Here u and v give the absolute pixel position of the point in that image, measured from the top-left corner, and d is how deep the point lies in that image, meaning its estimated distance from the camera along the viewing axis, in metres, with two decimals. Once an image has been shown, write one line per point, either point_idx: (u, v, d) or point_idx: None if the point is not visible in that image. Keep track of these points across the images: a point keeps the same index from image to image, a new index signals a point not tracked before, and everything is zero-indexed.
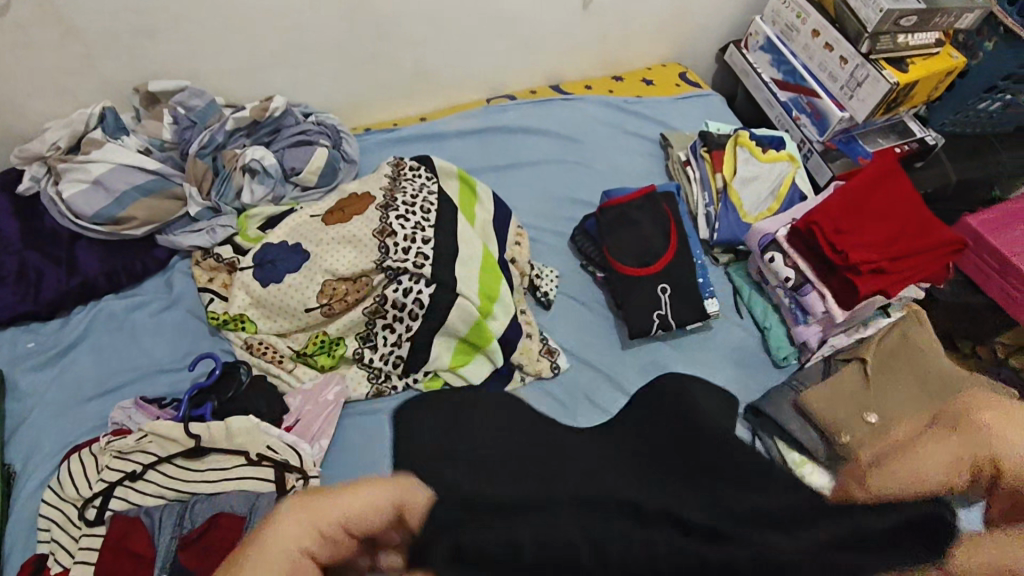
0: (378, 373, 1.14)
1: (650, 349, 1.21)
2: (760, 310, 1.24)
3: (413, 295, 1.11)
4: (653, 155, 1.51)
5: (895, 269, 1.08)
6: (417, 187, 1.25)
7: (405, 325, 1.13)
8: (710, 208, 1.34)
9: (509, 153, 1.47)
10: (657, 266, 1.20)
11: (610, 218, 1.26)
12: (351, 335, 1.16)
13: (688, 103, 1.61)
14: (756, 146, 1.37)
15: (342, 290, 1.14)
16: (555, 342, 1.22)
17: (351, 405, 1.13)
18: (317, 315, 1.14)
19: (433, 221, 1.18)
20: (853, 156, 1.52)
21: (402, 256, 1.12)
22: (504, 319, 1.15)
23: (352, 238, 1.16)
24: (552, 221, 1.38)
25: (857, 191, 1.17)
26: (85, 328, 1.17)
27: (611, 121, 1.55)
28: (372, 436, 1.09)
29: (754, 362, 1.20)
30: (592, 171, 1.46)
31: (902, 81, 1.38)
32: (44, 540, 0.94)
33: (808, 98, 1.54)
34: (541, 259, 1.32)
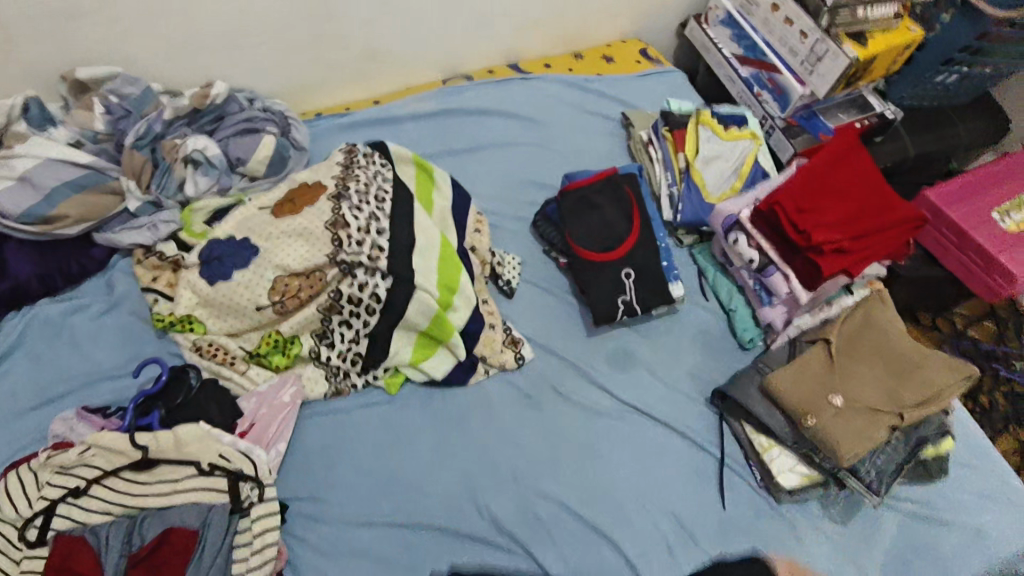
0: (335, 372, 1.10)
1: (615, 336, 1.19)
2: (725, 291, 1.23)
3: (369, 289, 1.07)
4: (614, 135, 1.48)
5: (857, 249, 1.07)
6: (371, 175, 1.20)
7: (362, 321, 1.08)
8: (673, 188, 1.31)
9: (467, 137, 1.42)
10: (622, 251, 1.18)
11: (572, 202, 1.22)
12: (306, 333, 1.11)
13: (648, 80, 1.57)
14: (718, 124, 1.34)
15: (295, 286, 1.09)
16: (519, 332, 1.18)
17: (309, 406, 1.08)
18: (270, 313, 1.09)
19: (387, 211, 1.15)
20: (816, 133, 1.51)
21: (356, 249, 1.08)
22: (464, 311, 1.12)
23: (303, 231, 1.11)
24: (514, 207, 1.34)
25: (818, 169, 1.15)
26: (18, 335, 1.10)
27: (571, 100, 1.51)
28: (331, 436, 1.06)
29: (720, 345, 1.19)
30: (553, 153, 1.43)
31: (862, 55, 1.37)
32: None
33: (769, 74, 1.52)
34: (502, 246, 1.29)
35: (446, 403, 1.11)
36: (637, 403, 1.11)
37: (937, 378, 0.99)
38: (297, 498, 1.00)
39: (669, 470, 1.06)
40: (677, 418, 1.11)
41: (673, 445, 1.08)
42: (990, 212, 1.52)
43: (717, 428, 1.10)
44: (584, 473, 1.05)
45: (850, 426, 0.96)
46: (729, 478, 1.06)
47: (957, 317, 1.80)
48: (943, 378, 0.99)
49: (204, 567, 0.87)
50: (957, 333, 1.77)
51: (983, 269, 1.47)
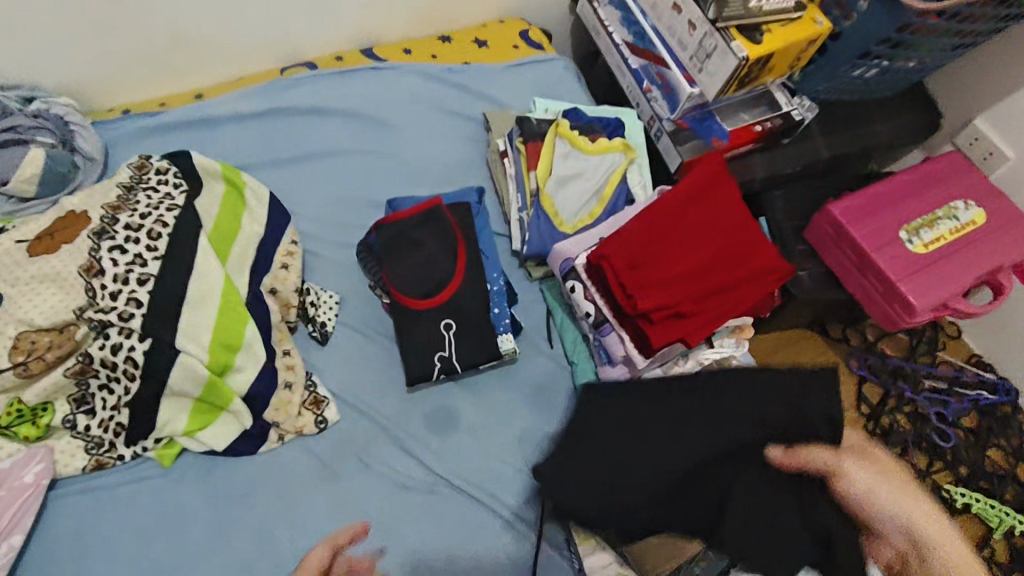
0: (96, 442, 0.95)
1: (437, 394, 1.04)
2: (570, 340, 1.07)
3: (124, 352, 0.91)
4: (475, 140, 1.29)
5: (698, 309, 0.90)
6: (153, 202, 1.01)
7: (123, 387, 0.93)
8: (522, 213, 1.13)
9: (299, 144, 1.24)
10: (443, 297, 1.01)
11: (387, 238, 1.03)
12: (62, 398, 0.94)
13: (523, 71, 1.36)
14: (579, 136, 1.15)
15: (44, 343, 0.92)
16: (325, 388, 1.03)
17: (62, 482, 0.94)
18: (10, 377, 0.91)
19: (161, 253, 0.96)
20: (707, 137, 1.31)
21: (109, 304, 0.92)
22: (249, 370, 0.96)
23: (56, 276, 0.93)
24: (343, 231, 1.17)
25: (670, 208, 0.96)
26: None
27: (426, 97, 1.31)
28: (85, 520, 0.92)
29: (558, 403, 1.04)
30: (400, 163, 1.25)
31: (756, 54, 1.13)
32: None
33: (658, 67, 1.30)
34: (319, 279, 1.12)
35: (229, 474, 0.97)
36: (452, 476, 0.99)
37: None
38: None
39: (478, 555, 0.95)
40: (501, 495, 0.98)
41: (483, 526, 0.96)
42: (897, 231, 1.34)
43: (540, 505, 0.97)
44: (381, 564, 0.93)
45: (668, 553, 0.84)
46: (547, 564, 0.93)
47: (870, 327, 1.66)
48: None
49: None
50: (866, 347, 1.63)
51: (883, 295, 1.33)
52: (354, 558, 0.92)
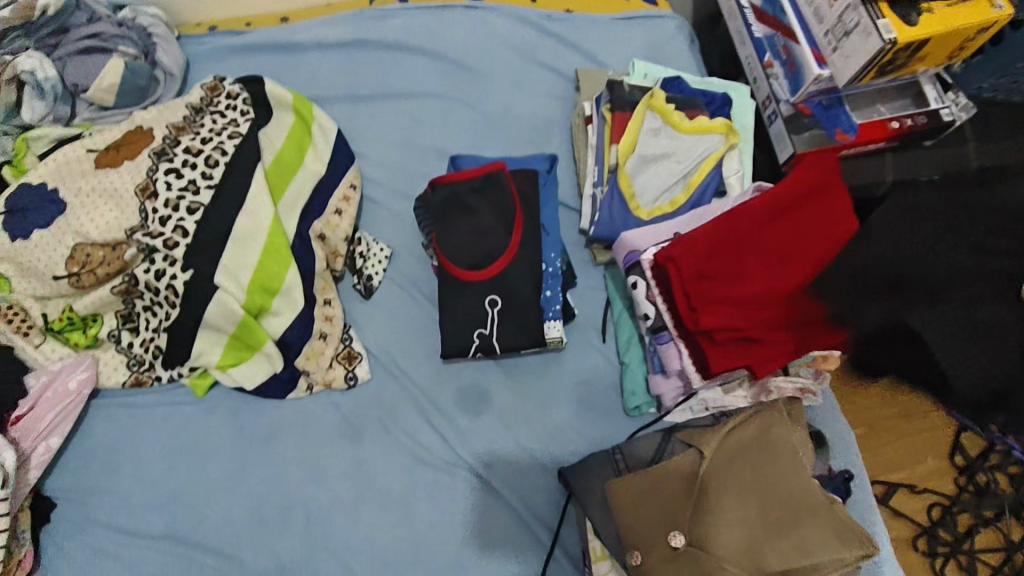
0: (137, 360, 0.96)
1: (473, 369, 0.97)
2: (624, 338, 0.97)
3: (166, 279, 0.91)
4: (563, 97, 1.17)
5: (771, 339, 0.78)
6: (216, 128, 1.00)
7: (164, 312, 0.93)
8: (596, 189, 1.03)
9: (375, 81, 1.17)
10: (491, 271, 0.94)
11: (442, 199, 0.97)
12: (111, 312, 0.97)
13: (629, 26, 1.22)
14: (674, 110, 1.02)
15: (97, 258, 0.93)
16: (361, 344, 0.99)
17: (103, 393, 0.97)
18: (66, 286, 0.94)
19: (215, 182, 0.95)
20: (830, 128, 1.10)
21: (157, 228, 0.92)
22: (286, 316, 0.95)
23: (114, 193, 0.95)
24: (406, 179, 1.10)
25: (761, 213, 0.82)
26: None
27: (519, 43, 1.20)
28: (119, 431, 0.95)
29: (600, 403, 0.96)
30: (478, 114, 1.15)
31: (906, 37, 0.94)
32: None
33: (785, 40, 1.12)
34: (373, 228, 1.07)
35: (255, 414, 0.96)
36: (474, 460, 0.92)
37: (818, 544, 0.70)
38: (65, 498, 0.91)
39: (486, 548, 0.88)
40: (522, 491, 0.91)
41: (495, 519, 0.89)
42: None
43: (560, 509, 0.90)
44: (388, 534, 0.89)
45: None
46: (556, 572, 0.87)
47: None
48: (808, 537, 0.71)
49: None
50: None
51: None
52: (363, 529, 0.90)
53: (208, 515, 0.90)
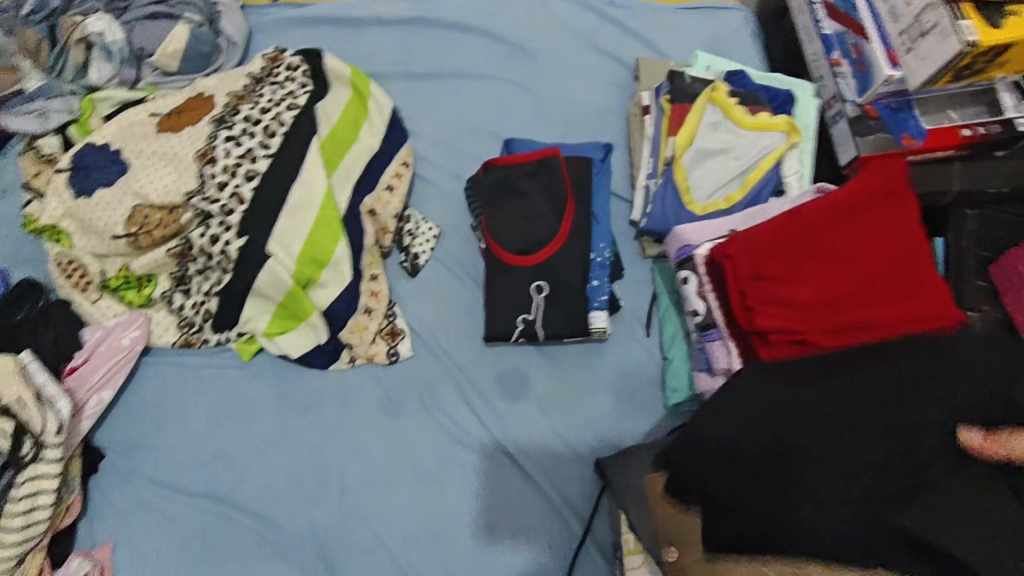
0: (187, 322, 0.99)
1: (514, 354, 0.98)
2: (669, 333, 0.96)
3: (221, 245, 0.93)
4: (620, 85, 1.16)
5: (830, 346, 0.76)
6: (274, 98, 1.00)
7: (217, 277, 0.96)
8: (650, 181, 1.01)
9: (432, 61, 1.17)
10: (540, 257, 0.93)
11: (493, 181, 0.96)
12: (165, 273, 0.99)
13: (692, 17, 1.20)
14: (736, 105, 1.00)
15: (154, 220, 0.96)
16: (405, 321, 1.00)
17: (154, 352, 0.99)
18: (124, 245, 0.97)
19: (271, 152, 0.96)
20: (897, 133, 1.06)
21: (214, 194, 0.94)
22: (333, 289, 0.95)
23: (174, 157, 0.97)
24: (458, 159, 1.10)
25: (824, 216, 0.80)
26: None
27: (580, 29, 1.19)
28: (167, 390, 0.97)
29: (640, 397, 0.95)
30: (534, 98, 1.15)
31: (988, 40, 0.89)
32: None
33: (856, 39, 1.08)
34: (423, 207, 1.07)
35: (298, 383, 0.97)
36: (510, 444, 0.93)
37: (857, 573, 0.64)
38: (113, 450, 0.94)
39: (518, 532, 0.89)
40: (556, 479, 0.91)
41: (529, 504, 0.90)
42: None
43: (593, 499, 0.90)
44: (422, 510, 0.90)
45: None
46: (586, 562, 0.87)
47: None
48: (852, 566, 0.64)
49: None
50: None
51: None
52: (397, 504, 0.91)
53: (247, 478, 0.93)
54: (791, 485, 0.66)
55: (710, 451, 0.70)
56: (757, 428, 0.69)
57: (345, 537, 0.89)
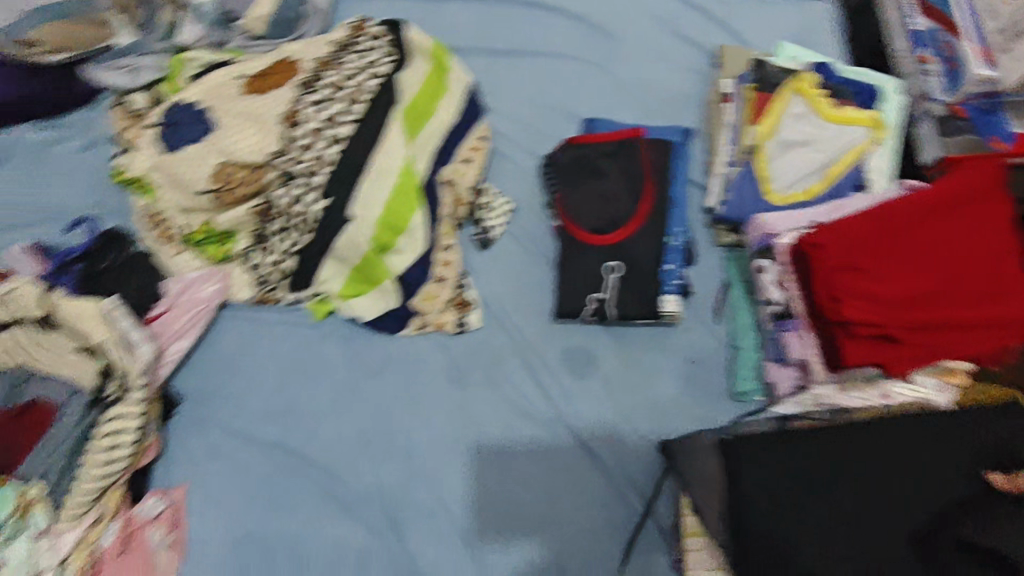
0: (264, 280, 1.01)
1: (581, 332, 0.99)
2: (739, 322, 0.97)
3: (301, 205, 0.96)
4: (699, 71, 1.15)
5: (907, 343, 0.77)
6: (358, 65, 1.02)
7: (297, 236, 0.98)
8: (729, 169, 1.01)
9: (512, 39, 1.18)
10: (615, 237, 0.94)
11: (575, 160, 0.98)
12: (245, 232, 1.02)
13: (775, 8, 1.19)
14: (822, 97, 0.99)
15: (238, 178, 0.98)
16: (475, 293, 1.01)
17: (230, 307, 1.02)
18: (208, 200, 1.00)
19: (356, 117, 0.98)
20: (985, 134, 1.04)
21: (299, 155, 0.96)
22: (408, 256, 0.96)
23: (259, 118, 0.99)
24: (534, 137, 1.11)
25: (914, 214, 0.79)
26: (4, 152, 1.10)
27: (661, 15, 1.19)
28: (242, 344, 1.00)
29: (705, 383, 0.95)
30: (611, 80, 1.15)
31: None
32: None
33: (949, 37, 1.09)
34: (497, 182, 1.08)
35: (368, 346, 0.99)
36: (574, 421, 0.94)
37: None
38: (189, 397, 0.98)
39: (578, 506, 0.91)
40: (618, 457, 0.93)
41: (590, 479, 0.92)
42: None
43: (655, 480, 0.91)
44: (483, 479, 0.93)
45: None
46: (644, 540, 0.89)
47: None
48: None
49: (48, 448, 0.86)
50: None
51: None
52: (460, 470, 0.93)
53: (316, 434, 0.95)
54: (827, 517, 0.70)
55: (756, 494, 0.72)
56: (802, 470, 0.72)
57: (406, 499, 0.92)
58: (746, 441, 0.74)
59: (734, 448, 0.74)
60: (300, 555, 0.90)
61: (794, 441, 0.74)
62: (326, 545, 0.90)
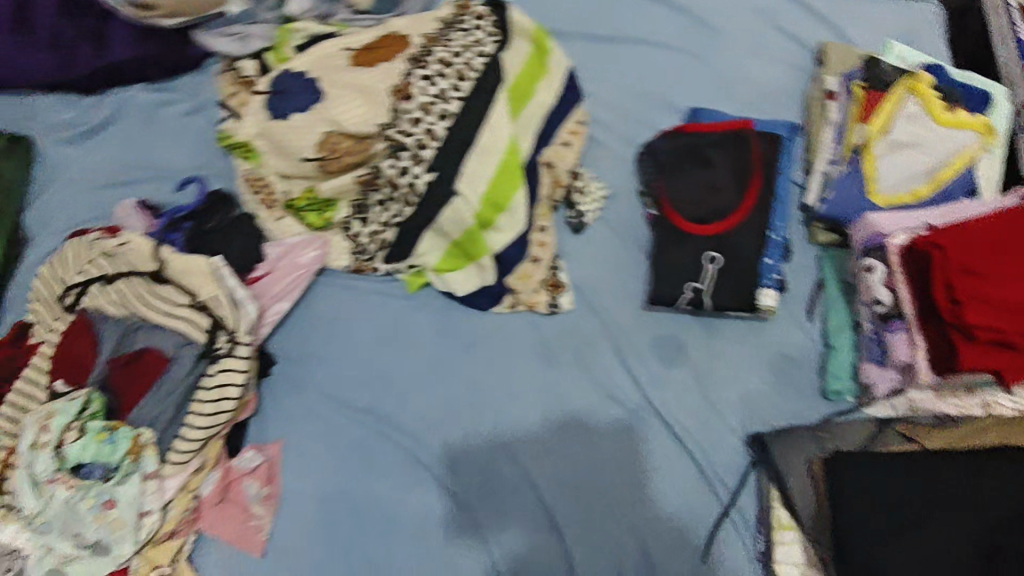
0: (362, 249, 1.03)
1: (672, 322, 0.99)
2: (836, 320, 0.96)
3: (408, 177, 0.97)
4: (800, 68, 1.14)
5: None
6: (464, 43, 1.02)
7: (398, 209, 1.00)
8: (832, 167, 1.00)
9: (613, 25, 1.18)
10: (719, 227, 0.94)
11: (680, 149, 0.98)
12: (346, 201, 1.04)
13: (882, 7, 1.17)
14: (937, 99, 0.97)
15: (344, 147, 0.99)
16: (567, 275, 1.02)
17: (327, 273, 1.05)
18: (313, 168, 1.01)
19: (463, 93, 0.98)
20: None
21: (408, 128, 0.97)
22: (507, 234, 0.98)
23: (365, 89, 0.99)
24: (631, 125, 1.11)
25: None
26: (115, 111, 1.14)
27: (764, 8, 1.18)
28: (337, 311, 1.03)
29: (796, 381, 0.95)
30: (710, 72, 1.14)
31: None
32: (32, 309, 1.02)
33: None
34: (592, 167, 1.09)
35: (460, 321, 1.01)
36: (662, 408, 0.95)
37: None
38: (284, 358, 1.00)
39: (663, 493, 0.91)
40: (705, 448, 0.93)
41: (676, 467, 0.92)
42: None
43: (741, 473, 0.91)
44: (569, 460, 0.93)
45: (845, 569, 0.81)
46: (726, 532, 0.89)
47: None
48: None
49: (159, 398, 0.90)
50: None
51: None
52: (546, 450, 0.94)
53: (405, 404, 0.97)
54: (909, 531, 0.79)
55: (853, 501, 0.82)
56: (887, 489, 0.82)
57: (490, 474, 0.93)
58: (851, 457, 0.84)
59: (841, 462, 0.84)
60: (387, 519, 0.92)
61: (892, 461, 0.83)
62: (414, 512, 0.92)
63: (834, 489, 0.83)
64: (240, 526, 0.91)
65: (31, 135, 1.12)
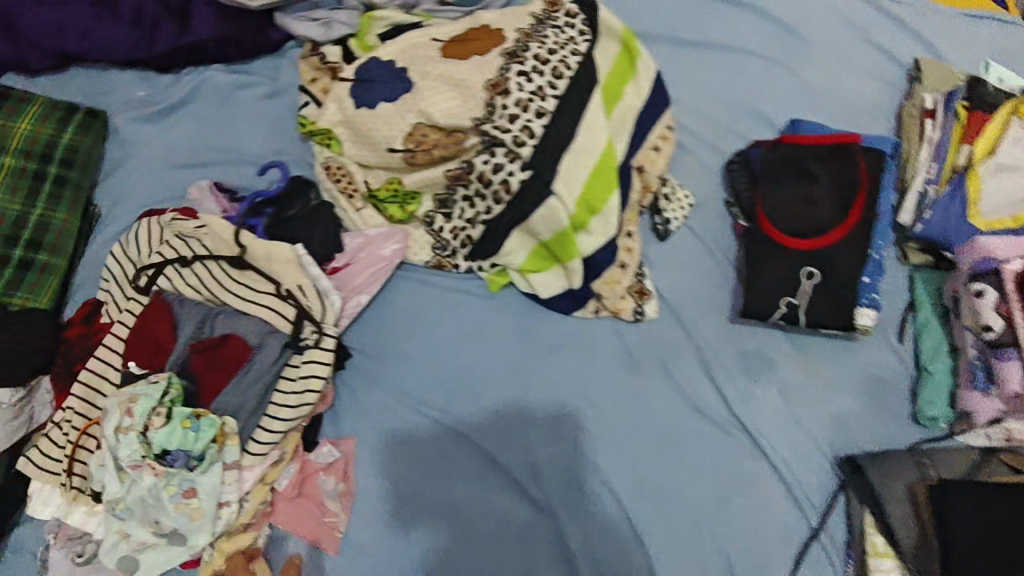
0: (443, 245, 1.02)
1: (760, 336, 0.97)
2: (931, 345, 0.94)
3: (502, 174, 0.95)
4: (892, 83, 1.12)
5: None
6: (559, 41, 0.99)
7: (487, 206, 0.97)
8: (929, 187, 0.97)
9: (702, 29, 1.15)
10: (816, 242, 0.92)
11: (782, 160, 0.97)
12: (429, 195, 1.02)
13: (977, 26, 1.15)
14: None
15: (433, 140, 0.98)
16: (652, 283, 1.00)
17: (407, 267, 1.03)
18: (399, 159, 1.00)
19: (559, 92, 0.96)
20: None
21: (506, 124, 0.94)
22: (598, 237, 0.96)
23: (458, 83, 0.97)
24: (719, 132, 1.09)
25: None
26: (192, 91, 1.12)
27: (856, 21, 1.15)
28: (415, 306, 1.00)
29: (887, 403, 0.93)
30: (800, 83, 1.12)
31: None
32: (104, 287, 1.00)
33: None
34: (678, 174, 1.07)
35: (542, 324, 0.99)
36: (749, 424, 0.93)
37: None
38: (361, 352, 0.98)
39: (749, 510, 0.89)
40: (794, 467, 0.91)
41: (763, 486, 0.90)
42: None
43: (829, 496, 0.89)
44: (652, 472, 0.91)
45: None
46: (813, 556, 0.87)
47: None
48: None
49: (242, 388, 0.88)
50: None
51: None
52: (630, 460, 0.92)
53: (485, 405, 0.95)
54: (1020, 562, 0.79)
55: (962, 530, 0.81)
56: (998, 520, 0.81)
57: (571, 482, 0.91)
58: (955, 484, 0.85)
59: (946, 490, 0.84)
60: (465, 522, 0.90)
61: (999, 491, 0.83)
62: (493, 516, 0.90)
63: (940, 512, 0.83)
64: (316, 521, 0.89)
65: (106, 111, 1.10)
